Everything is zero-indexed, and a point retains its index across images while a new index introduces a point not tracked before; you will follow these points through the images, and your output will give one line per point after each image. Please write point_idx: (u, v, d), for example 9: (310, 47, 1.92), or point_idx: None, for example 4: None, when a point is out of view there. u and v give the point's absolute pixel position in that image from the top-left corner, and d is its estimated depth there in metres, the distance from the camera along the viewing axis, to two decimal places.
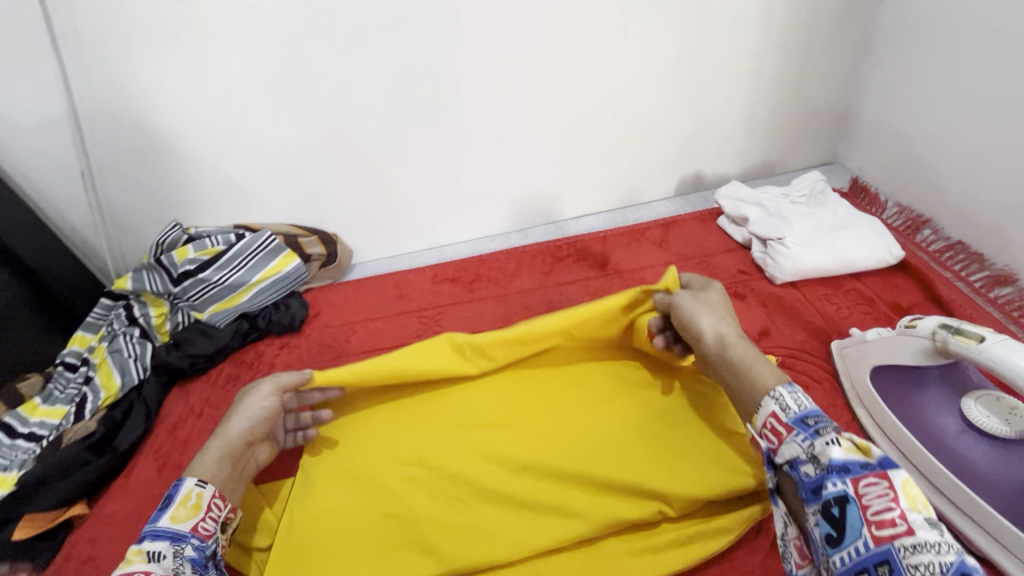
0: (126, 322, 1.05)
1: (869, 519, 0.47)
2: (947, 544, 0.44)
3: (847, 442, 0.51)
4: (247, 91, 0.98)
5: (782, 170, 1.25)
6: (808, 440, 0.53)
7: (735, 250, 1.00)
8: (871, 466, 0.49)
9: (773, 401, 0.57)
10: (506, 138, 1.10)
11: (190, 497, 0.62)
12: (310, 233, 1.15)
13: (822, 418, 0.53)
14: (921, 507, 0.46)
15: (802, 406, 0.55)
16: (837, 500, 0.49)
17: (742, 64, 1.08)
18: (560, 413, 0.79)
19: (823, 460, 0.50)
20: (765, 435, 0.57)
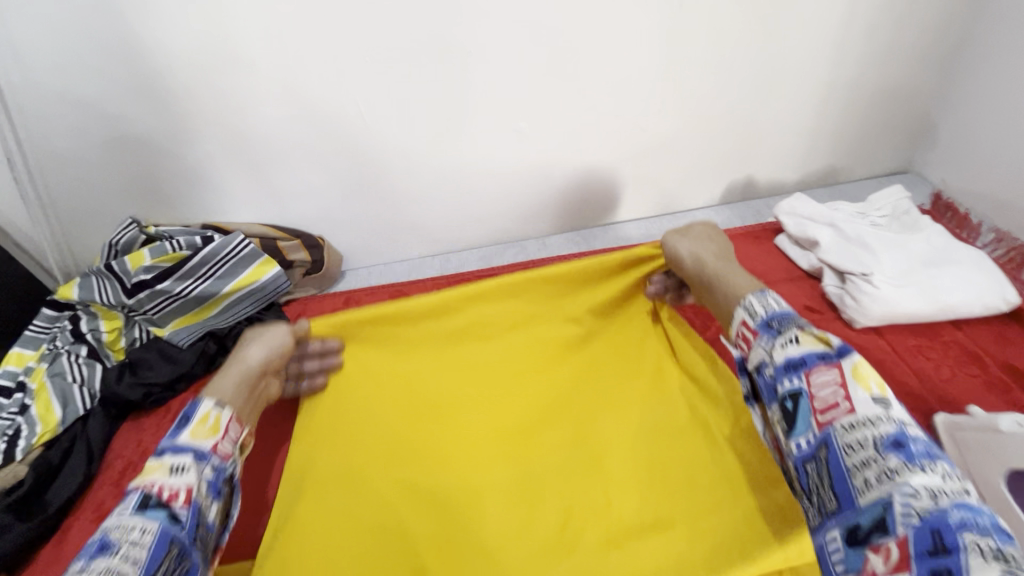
0: (72, 337, 0.89)
1: (814, 409, 0.46)
2: (888, 415, 0.43)
3: (807, 336, 0.50)
4: (211, 65, 0.79)
5: (845, 178, 1.07)
6: (772, 342, 0.51)
7: (799, 279, 0.83)
8: (830, 358, 0.47)
9: (745, 312, 0.54)
10: (526, 131, 0.93)
11: (209, 418, 0.54)
12: (291, 236, 0.98)
13: (787, 319, 0.52)
14: (872, 387, 0.45)
15: (771, 310, 0.53)
16: (790, 396, 0.48)
17: (815, 51, 0.90)
18: (556, 458, 0.66)
19: (778, 357, 0.49)
20: (737, 346, 0.56)
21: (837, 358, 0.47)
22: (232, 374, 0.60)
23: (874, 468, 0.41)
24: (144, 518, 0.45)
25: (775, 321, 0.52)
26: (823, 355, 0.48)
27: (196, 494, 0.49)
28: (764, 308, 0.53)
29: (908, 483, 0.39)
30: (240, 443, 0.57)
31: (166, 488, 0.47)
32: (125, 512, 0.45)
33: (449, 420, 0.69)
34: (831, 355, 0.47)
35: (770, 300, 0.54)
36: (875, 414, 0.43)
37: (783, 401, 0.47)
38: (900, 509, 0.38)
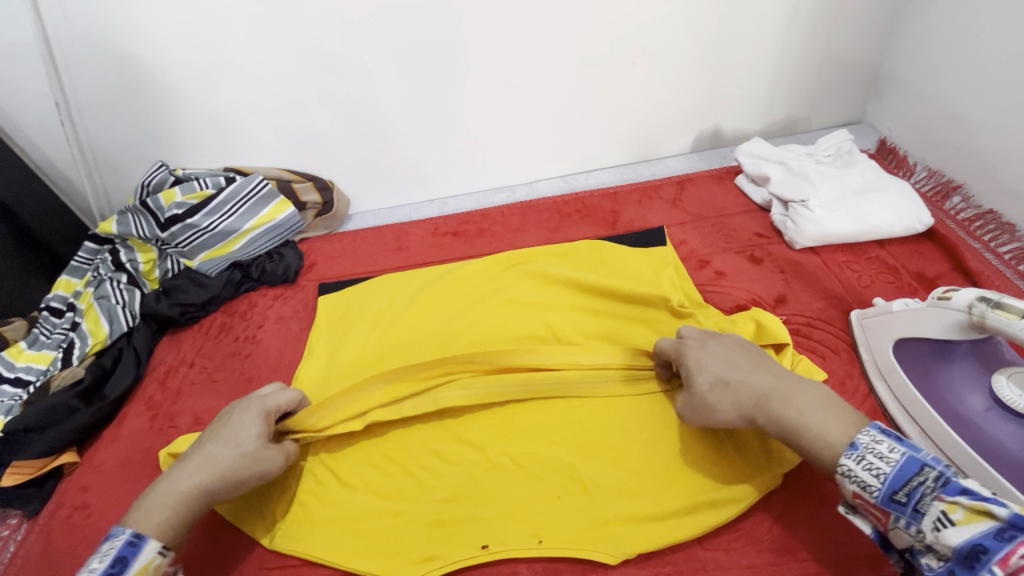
0: (113, 267, 1.01)
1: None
2: None
3: (955, 512, 0.43)
4: (231, 21, 0.90)
5: (805, 128, 1.18)
6: (912, 525, 0.46)
7: (753, 212, 0.95)
8: (1006, 533, 0.41)
9: (852, 483, 0.49)
10: (515, 82, 1.03)
11: (151, 567, 0.51)
12: (304, 179, 1.09)
13: (915, 490, 0.46)
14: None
15: (886, 477, 0.48)
16: None
17: (774, 9, 0.99)
18: (579, 435, 0.70)
19: (946, 550, 0.43)
20: (863, 512, 0.51)
21: (1014, 532, 0.41)
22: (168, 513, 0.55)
23: None
24: None
25: (900, 493, 0.46)
26: (989, 531, 0.42)
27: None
28: (878, 478, 0.48)
29: None
30: None
31: None
32: None
33: (464, 416, 0.74)
34: (999, 528, 0.41)
35: (877, 463, 0.48)
36: None
37: None
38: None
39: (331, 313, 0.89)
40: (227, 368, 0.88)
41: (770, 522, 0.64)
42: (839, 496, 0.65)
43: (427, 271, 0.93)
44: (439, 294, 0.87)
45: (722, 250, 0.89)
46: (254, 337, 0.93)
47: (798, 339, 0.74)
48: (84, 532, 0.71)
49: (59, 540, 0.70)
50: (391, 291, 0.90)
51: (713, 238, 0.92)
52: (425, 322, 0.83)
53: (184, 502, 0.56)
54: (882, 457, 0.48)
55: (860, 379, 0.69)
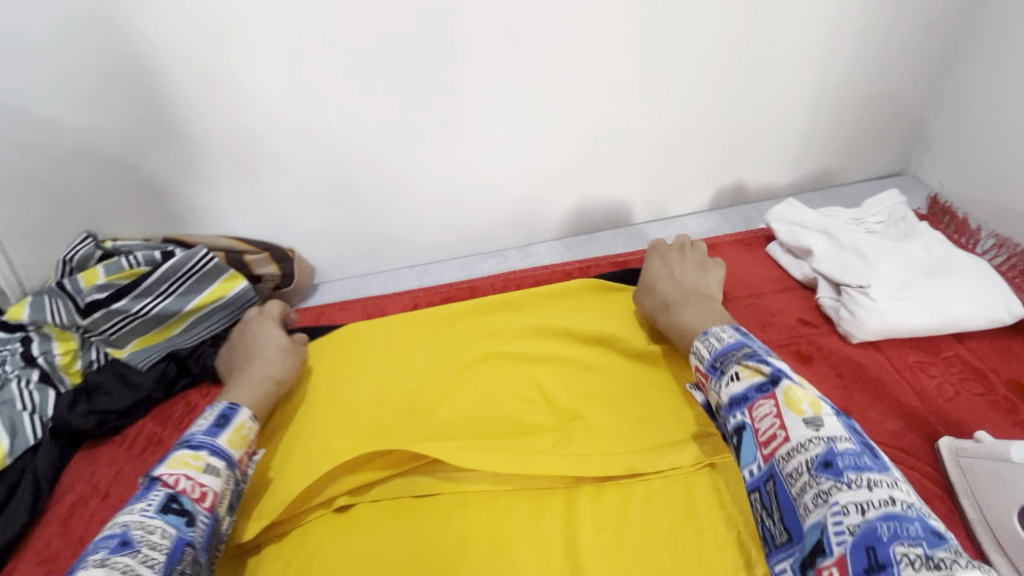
0: (22, 360, 0.82)
1: (758, 441, 0.47)
2: (820, 437, 0.43)
3: (743, 370, 0.50)
4: (162, 73, 0.75)
5: (840, 181, 1.03)
6: (717, 385, 0.53)
7: (792, 290, 0.80)
8: (765, 388, 0.49)
9: (696, 357, 0.58)
10: (506, 137, 0.88)
11: (246, 426, 0.63)
12: (258, 249, 0.92)
13: (727, 356, 0.54)
14: (801, 411, 0.46)
15: (715, 349, 0.56)
16: (736, 432, 0.49)
17: (804, 52, 0.86)
18: (579, 538, 0.59)
19: (726, 398, 0.51)
20: (700, 384, 0.58)
21: (772, 386, 0.48)
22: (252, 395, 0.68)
23: (811, 492, 0.41)
24: (164, 519, 0.50)
25: (719, 361, 0.54)
26: (760, 385, 0.49)
27: (218, 501, 0.56)
28: (708, 352, 0.56)
29: (839, 502, 0.39)
30: (255, 461, 0.64)
31: (197, 487, 0.54)
32: (149, 510, 0.51)
33: (441, 513, 0.62)
34: (766, 383, 0.48)
35: (714, 343, 0.56)
36: (807, 437, 0.44)
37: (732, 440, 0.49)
38: (832, 531, 0.39)
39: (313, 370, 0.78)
40: None
41: None
42: None
43: (423, 322, 0.84)
44: (432, 355, 0.79)
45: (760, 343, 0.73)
46: None
47: None
48: None
49: None
50: (382, 348, 0.81)
51: (748, 325, 0.76)
52: (412, 389, 0.75)
53: (256, 398, 0.68)
54: (721, 338, 0.57)
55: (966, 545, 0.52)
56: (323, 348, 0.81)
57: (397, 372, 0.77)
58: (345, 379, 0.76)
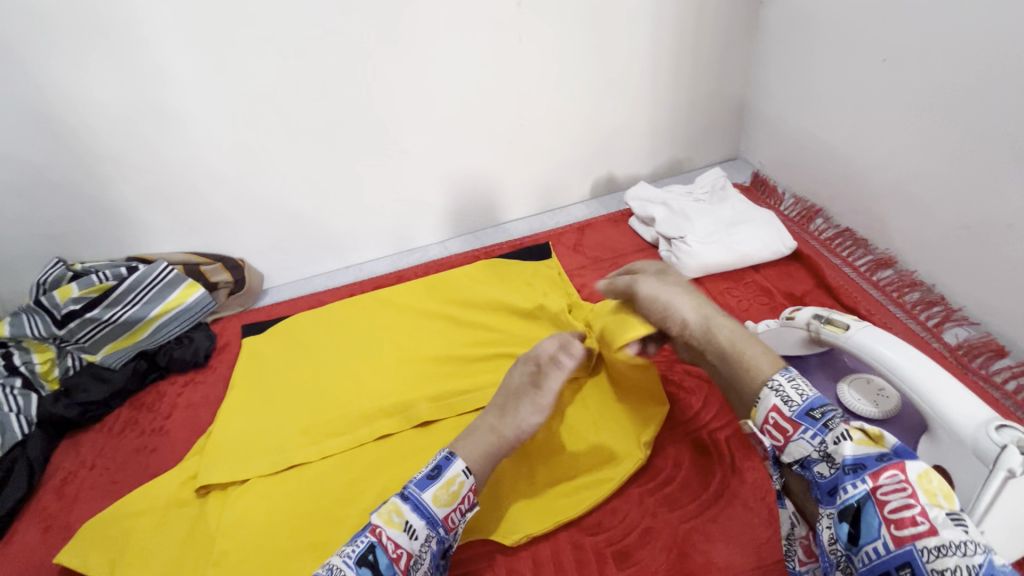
0: (6, 370, 0.94)
1: (887, 518, 0.46)
2: (973, 542, 0.43)
3: (858, 435, 0.51)
4: (123, 116, 0.92)
5: (689, 168, 1.30)
6: (818, 439, 0.53)
7: (645, 249, 1.03)
8: (886, 458, 0.49)
9: (777, 397, 0.56)
10: (413, 150, 1.08)
11: (457, 481, 0.60)
12: (212, 260, 1.08)
13: (827, 411, 0.54)
14: (938, 503, 0.46)
15: (807, 397, 0.55)
16: (857, 503, 0.49)
17: (639, 69, 1.12)
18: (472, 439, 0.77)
19: (836, 459, 0.51)
20: (769, 431, 0.57)
21: (901, 462, 0.48)
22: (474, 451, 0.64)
23: None
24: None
25: (816, 411, 0.53)
26: (879, 455, 0.50)
27: (411, 563, 0.56)
28: (799, 397, 0.55)
29: None
30: (466, 515, 0.61)
31: (395, 547, 0.55)
32: (350, 558, 0.54)
33: (367, 441, 0.80)
34: (891, 455, 0.49)
35: (800, 387, 0.55)
36: (956, 537, 0.44)
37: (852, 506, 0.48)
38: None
39: (251, 359, 0.96)
40: (130, 466, 0.84)
41: (665, 552, 0.64)
42: (729, 516, 0.66)
43: (343, 308, 1.02)
44: (358, 329, 0.97)
45: None
46: (161, 428, 0.89)
47: None
48: None
49: None
50: (313, 331, 0.99)
51: None
52: (343, 356, 0.92)
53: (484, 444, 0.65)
54: (807, 385, 0.56)
55: None
56: (257, 340, 0.99)
57: (330, 346, 0.95)
58: (289, 359, 0.94)
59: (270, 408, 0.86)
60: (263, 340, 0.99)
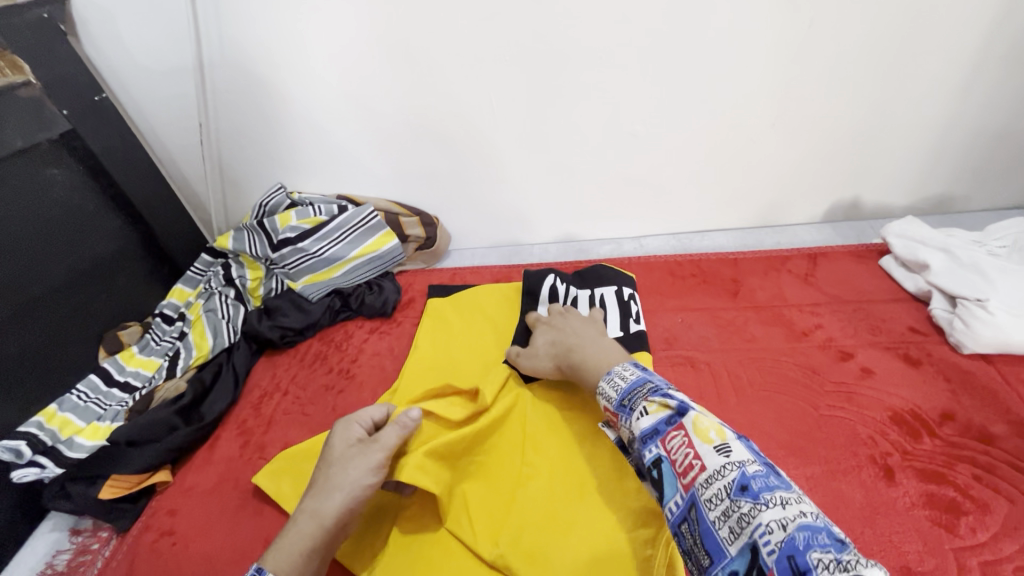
0: (223, 281, 1.02)
1: (676, 471, 0.47)
2: (731, 461, 0.45)
3: (651, 405, 0.52)
4: (368, 56, 0.89)
5: (959, 208, 1.06)
6: (628, 421, 0.54)
7: (905, 301, 0.84)
8: (673, 420, 0.50)
9: (604, 398, 0.59)
10: (642, 134, 0.97)
11: None
12: (411, 213, 1.08)
13: (634, 394, 0.55)
14: (709, 439, 0.47)
15: (620, 389, 0.57)
16: (654, 464, 0.49)
17: (946, 77, 0.90)
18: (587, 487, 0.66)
19: (636, 433, 0.52)
20: (611, 422, 0.59)
21: (679, 417, 0.50)
22: (289, 553, 0.54)
23: (734, 515, 0.42)
24: None
25: (626, 399, 0.55)
26: (666, 417, 0.50)
27: None
28: (615, 391, 0.58)
29: (760, 522, 0.40)
30: None
31: None
32: None
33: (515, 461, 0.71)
34: (672, 415, 0.50)
35: (619, 382, 0.58)
36: (719, 463, 0.45)
37: (651, 472, 0.49)
38: (762, 548, 0.39)
39: (436, 323, 0.93)
40: (319, 402, 0.86)
41: None
42: None
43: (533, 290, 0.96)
44: None
45: (867, 343, 0.79)
46: (348, 371, 0.90)
47: (974, 475, 0.62)
48: (170, 561, 0.68)
49: (143, 566, 0.68)
50: (501, 309, 0.94)
51: (856, 327, 0.81)
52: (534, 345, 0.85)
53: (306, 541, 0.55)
54: (625, 377, 0.59)
55: None
56: (444, 302, 0.96)
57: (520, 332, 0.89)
58: (476, 332, 0.90)
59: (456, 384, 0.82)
60: (449, 303, 0.96)
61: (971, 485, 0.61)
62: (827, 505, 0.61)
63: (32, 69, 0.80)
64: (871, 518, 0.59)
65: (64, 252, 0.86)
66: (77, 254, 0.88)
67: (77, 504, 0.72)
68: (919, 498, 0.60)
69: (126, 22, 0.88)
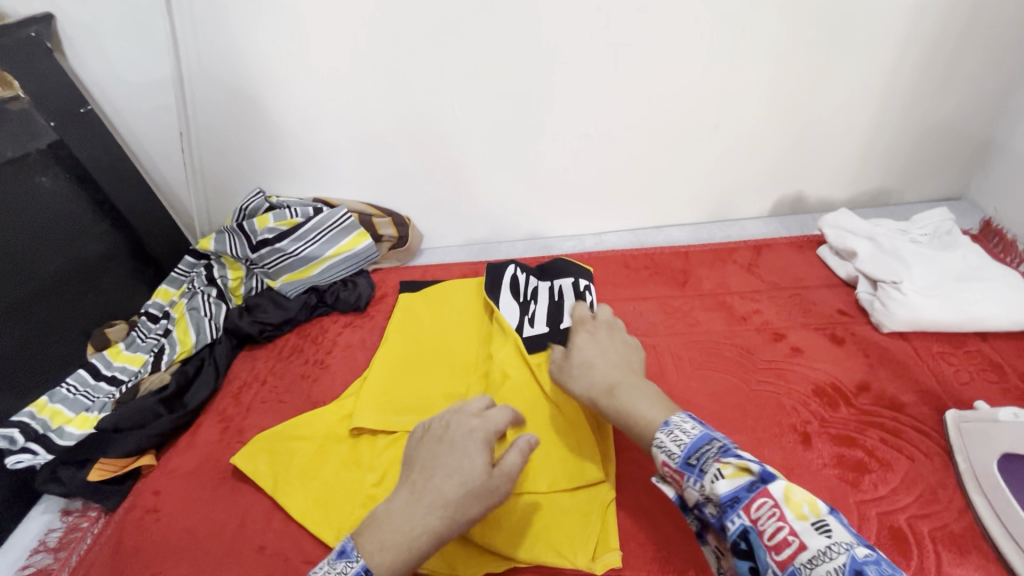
0: (205, 281, 1.08)
1: (767, 546, 0.44)
2: (837, 542, 0.42)
3: (727, 469, 0.48)
4: (339, 67, 0.96)
5: (896, 201, 1.14)
6: (698, 484, 0.50)
7: (836, 286, 0.91)
8: (755, 486, 0.46)
9: (661, 452, 0.54)
10: (596, 136, 1.04)
11: None
12: (384, 214, 1.14)
13: (702, 452, 0.51)
14: (805, 514, 0.44)
15: (685, 445, 0.52)
16: (740, 536, 0.46)
17: (874, 78, 0.97)
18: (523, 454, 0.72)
19: (714, 500, 0.48)
20: (668, 481, 0.54)
21: (765, 484, 0.46)
22: (391, 546, 0.54)
23: None
24: None
25: (693, 457, 0.51)
26: (748, 483, 0.47)
27: None
28: (678, 447, 0.53)
29: None
30: None
31: None
32: None
33: None
34: (756, 481, 0.46)
35: (680, 436, 0.53)
36: (823, 544, 0.42)
37: (736, 546, 0.46)
38: None
39: (405, 316, 0.99)
40: (294, 391, 0.92)
41: None
42: None
43: None
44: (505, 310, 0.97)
45: (799, 325, 0.85)
46: (322, 362, 0.96)
47: (882, 438, 0.68)
48: (154, 534, 0.74)
49: (129, 540, 0.73)
50: (465, 302, 1.00)
51: (790, 310, 0.88)
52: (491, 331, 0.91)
53: (417, 525, 0.55)
54: (686, 430, 0.54)
55: (955, 491, 0.63)
56: (413, 297, 1.02)
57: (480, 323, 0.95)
58: (440, 324, 0.96)
59: (418, 371, 0.88)
60: (417, 298, 1.02)
61: (879, 447, 0.67)
62: None
63: (21, 84, 0.86)
64: (787, 477, 0.66)
65: (53, 255, 0.91)
66: (65, 256, 0.93)
67: (67, 486, 0.77)
68: (831, 459, 0.67)
69: (109, 38, 0.94)
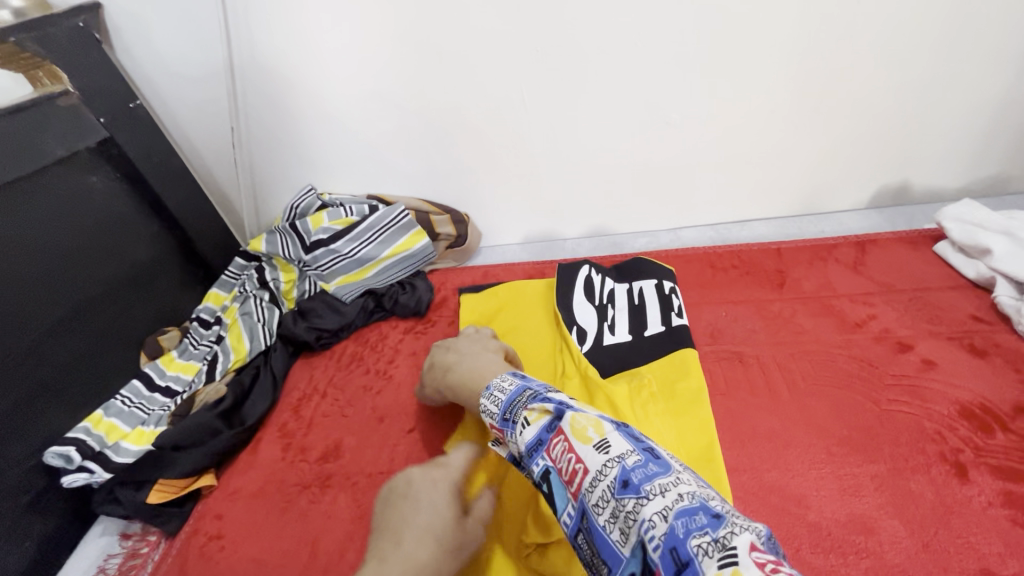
0: (257, 284, 1.02)
1: (564, 481, 0.45)
2: (611, 458, 0.43)
3: (532, 415, 0.50)
4: (398, 54, 0.88)
5: (1014, 190, 1.01)
6: (512, 436, 0.51)
7: (964, 288, 0.80)
8: (553, 425, 0.48)
9: (487, 416, 0.55)
10: (678, 122, 0.94)
11: None
12: (442, 211, 1.06)
13: (513, 405, 0.53)
14: (588, 438, 0.45)
15: (500, 403, 0.54)
16: (542, 478, 0.47)
17: (1003, 51, 0.85)
18: None
19: (522, 447, 0.49)
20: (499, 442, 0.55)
21: (556, 420, 0.48)
22: None
23: (620, 517, 0.40)
24: None
25: (506, 412, 0.53)
26: (545, 424, 0.48)
27: None
28: (496, 405, 0.54)
29: (647, 517, 0.38)
30: None
31: None
32: None
33: None
34: (551, 420, 0.48)
35: (498, 395, 0.55)
36: (600, 463, 0.43)
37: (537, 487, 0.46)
38: (649, 544, 0.38)
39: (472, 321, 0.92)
40: (357, 404, 0.85)
41: None
42: None
43: None
44: None
45: (927, 333, 0.75)
46: (386, 372, 0.89)
47: None
48: (219, 565, 0.68)
49: (193, 570, 0.68)
50: (535, 305, 0.92)
51: (913, 316, 0.78)
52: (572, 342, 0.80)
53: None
54: (503, 390, 0.56)
55: None
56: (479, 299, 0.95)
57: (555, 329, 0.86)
58: (510, 330, 0.88)
59: None
60: (483, 300, 0.95)
61: None
62: (897, 504, 0.58)
63: (71, 78, 0.81)
64: (943, 517, 0.56)
65: (105, 260, 0.87)
66: (117, 261, 0.88)
67: (126, 508, 0.73)
68: (997, 496, 0.57)
69: (158, 29, 0.88)
